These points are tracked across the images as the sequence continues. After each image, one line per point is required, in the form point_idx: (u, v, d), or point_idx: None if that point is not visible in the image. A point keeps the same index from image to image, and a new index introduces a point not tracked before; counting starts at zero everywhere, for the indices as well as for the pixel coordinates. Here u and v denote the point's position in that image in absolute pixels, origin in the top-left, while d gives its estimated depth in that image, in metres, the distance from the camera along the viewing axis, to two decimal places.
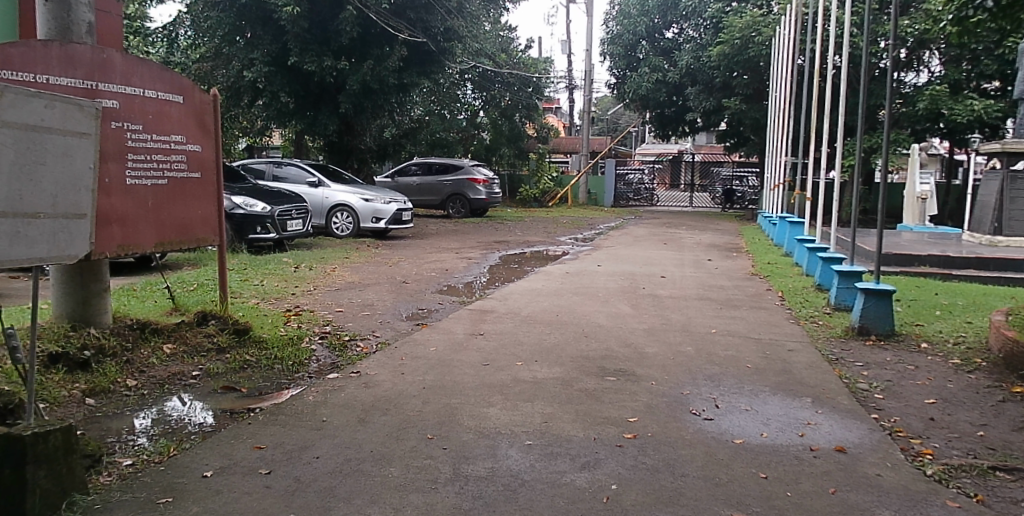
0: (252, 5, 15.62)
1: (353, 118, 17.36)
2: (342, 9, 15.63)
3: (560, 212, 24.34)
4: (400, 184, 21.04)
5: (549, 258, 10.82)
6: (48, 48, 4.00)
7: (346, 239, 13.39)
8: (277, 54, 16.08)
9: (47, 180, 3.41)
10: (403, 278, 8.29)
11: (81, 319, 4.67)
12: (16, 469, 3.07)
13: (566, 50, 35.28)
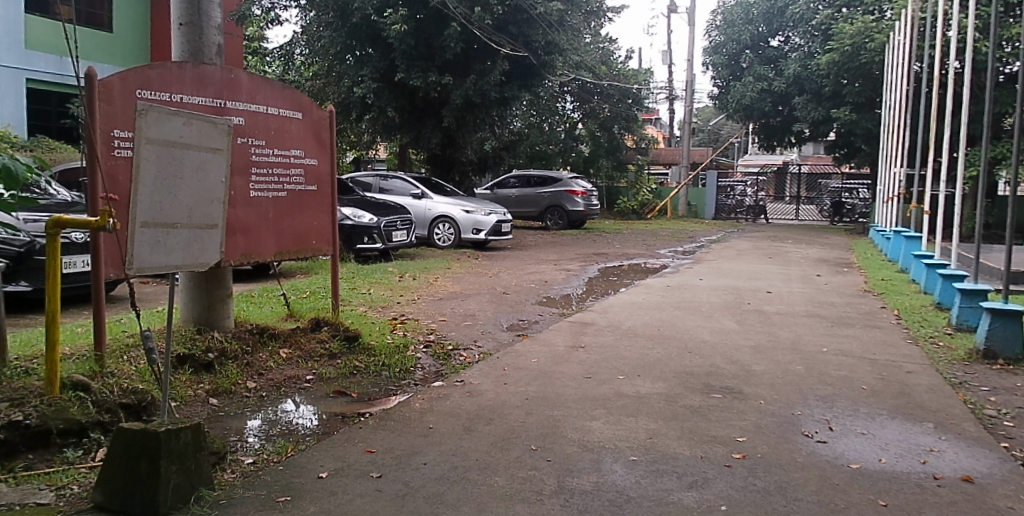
0: (362, 25, 16.24)
1: (454, 132, 17.74)
2: (447, 25, 16.07)
3: (658, 224, 24.05)
4: (499, 196, 21.32)
5: (649, 271, 10.70)
6: (182, 69, 4.31)
7: (447, 249, 13.69)
8: (385, 70, 16.63)
9: (183, 194, 3.72)
10: (503, 289, 8.39)
11: (205, 323, 4.94)
12: (150, 463, 3.31)
13: (667, 61, 35.28)
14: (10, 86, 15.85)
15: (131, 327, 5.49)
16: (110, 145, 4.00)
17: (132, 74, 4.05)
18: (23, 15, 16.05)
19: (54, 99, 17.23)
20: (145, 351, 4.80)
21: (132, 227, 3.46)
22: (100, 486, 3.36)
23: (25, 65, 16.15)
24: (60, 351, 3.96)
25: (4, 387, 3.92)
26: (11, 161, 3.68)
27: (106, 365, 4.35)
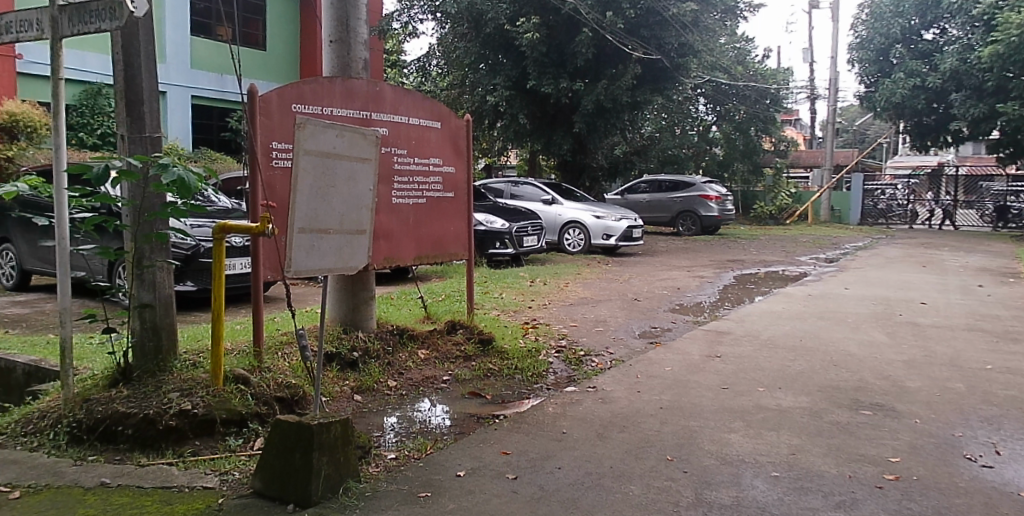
0: (495, 34, 16.84)
1: (585, 138, 17.75)
2: (578, 31, 16.38)
3: (798, 230, 22.94)
4: (630, 201, 21.22)
5: (788, 279, 10.27)
6: (333, 84, 4.58)
7: (576, 255, 13.73)
8: (517, 79, 17.02)
9: (336, 201, 3.97)
10: (635, 295, 8.33)
11: (350, 323, 5.20)
12: (304, 454, 3.54)
13: (808, 59, 33.83)
14: (179, 103, 17.19)
15: (284, 326, 5.88)
16: (269, 157, 4.30)
17: (289, 89, 4.35)
18: (188, 38, 17.31)
19: (215, 114, 18.59)
20: (297, 348, 5.12)
21: (291, 231, 3.73)
22: (260, 473, 3.63)
23: (191, 83, 17.51)
24: (223, 347, 4.28)
25: (176, 378, 4.29)
26: (185, 172, 4.03)
27: (262, 360, 4.67)
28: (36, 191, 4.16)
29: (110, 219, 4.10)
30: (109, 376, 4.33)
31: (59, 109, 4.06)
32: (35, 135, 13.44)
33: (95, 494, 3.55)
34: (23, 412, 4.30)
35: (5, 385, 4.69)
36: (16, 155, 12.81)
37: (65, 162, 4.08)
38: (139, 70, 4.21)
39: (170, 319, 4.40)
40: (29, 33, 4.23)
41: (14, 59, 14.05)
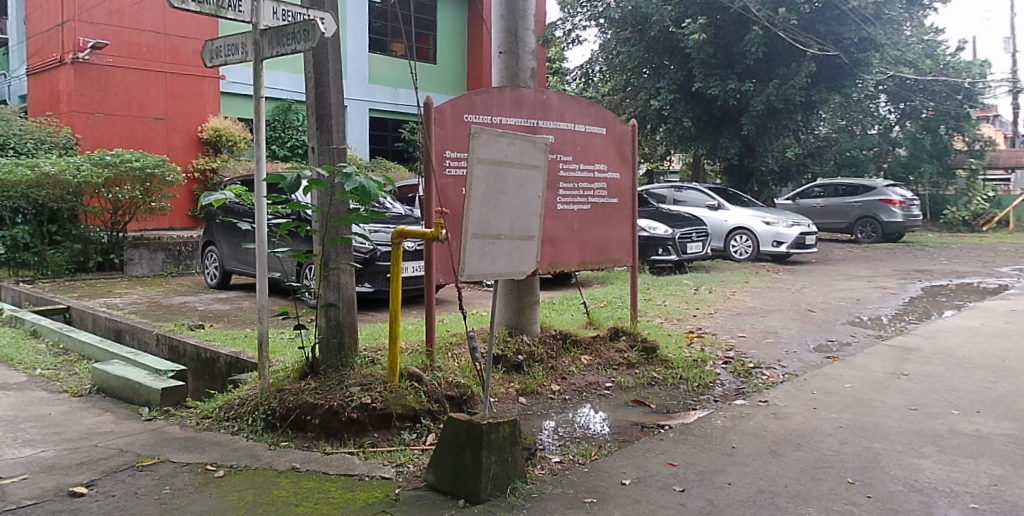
0: (661, 38, 16.78)
1: (756, 141, 16.97)
2: (749, 29, 15.68)
3: (995, 238, 20.65)
4: (803, 206, 20.41)
5: (986, 292, 9.29)
6: (502, 93, 4.73)
7: (744, 262, 13.28)
8: (682, 81, 16.94)
9: (507, 208, 4.09)
10: (808, 306, 7.92)
11: (517, 327, 5.34)
12: (475, 451, 3.65)
13: (1011, 49, 30.48)
14: (357, 116, 18.38)
15: (452, 327, 6.12)
16: (444, 165, 4.50)
17: (461, 100, 4.55)
18: (367, 55, 18.47)
19: (389, 125, 19.46)
20: (465, 349, 5.31)
21: (465, 237, 3.89)
22: (433, 468, 3.78)
23: (369, 97, 18.57)
24: (399, 345, 4.52)
25: (357, 373, 4.56)
26: (366, 179, 4.24)
27: (434, 359, 4.87)
28: (240, 198, 4.54)
29: (302, 224, 4.42)
30: (298, 369, 4.67)
31: (258, 123, 4.35)
32: (236, 149, 15.29)
33: (287, 477, 3.87)
34: (225, 398, 4.74)
35: (208, 373, 5.24)
36: (220, 166, 14.75)
37: (263, 171, 4.40)
38: (326, 86, 4.48)
39: (351, 318, 4.68)
40: (234, 55, 4.49)
41: (218, 81, 15.59)
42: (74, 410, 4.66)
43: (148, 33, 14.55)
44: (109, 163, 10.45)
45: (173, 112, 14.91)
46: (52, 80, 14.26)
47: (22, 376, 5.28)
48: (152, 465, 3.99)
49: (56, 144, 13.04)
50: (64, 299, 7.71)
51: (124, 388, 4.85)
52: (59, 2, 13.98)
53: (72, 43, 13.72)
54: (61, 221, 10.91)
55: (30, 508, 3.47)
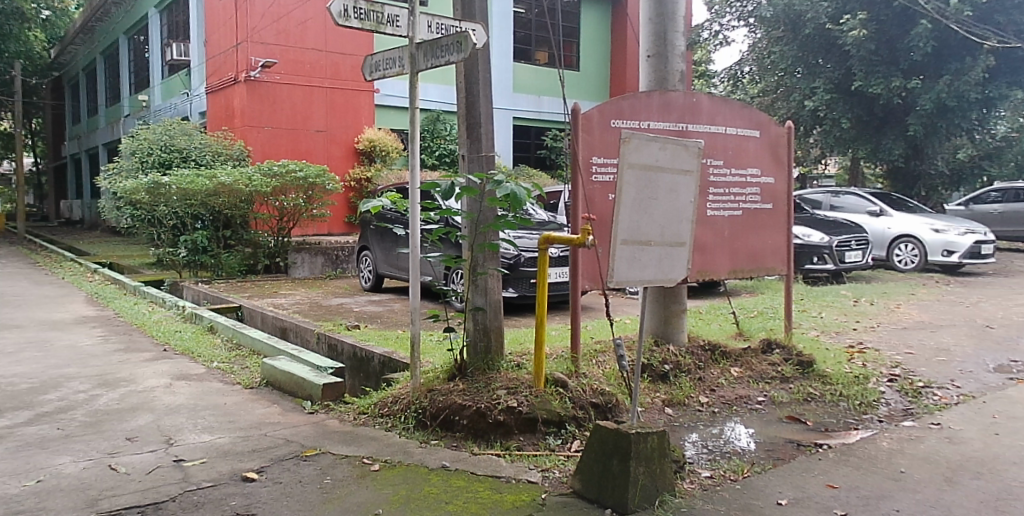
0: (817, 35, 15.62)
1: (924, 141, 15.47)
2: (915, 23, 14.32)
3: None
4: (977, 212, 18.77)
5: None
6: (651, 98, 4.71)
7: (909, 273, 12.50)
8: (841, 80, 15.63)
9: (657, 214, 4.03)
10: (987, 322, 7.23)
11: (663, 336, 5.26)
12: (623, 461, 3.58)
13: None
14: (503, 125, 18.74)
15: (597, 334, 6.10)
16: (590, 171, 4.52)
17: (609, 105, 4.56)
18: (511, 65, 18.71)
19: (533, 133, 19.70)
20: (611, 356, 5.27)
21: (614, 243, 3.88)
22: (580, 475, 3.74)
23: (512, 106, 18.86)
24: (545, 351, 4.56)
25: (504, 377, 4.63)
26: (516, 187, 4.31)
27: (580, 366, 4.87)
28: (395, 205, 4.71)
29: (453, 230, 4.55)
30: (447, 370, 4.81)
31: (413, 133, 4.49)
32: (389, 159, 15.78)
33: (437, 474, 3.98)
34: (380, 395, 4.96)
35: (363, 371, 5.53)
36: (374, 175, 15.40)
37: (417, 180, 4.54)
38: (477, 96, 4.59)
39: (498, 322, 4.77)
40: (392, 69, 4.69)
41: (373, 94, 16.12)
42: (247, 401, 5.04)
43: (310, 51, 15.26)
44: (277, 173, 11.17)
45: (333, 124, 15.57)
46: (226, 96, 15.15)
47: (203, 367, 5.78)
48: (314, 456, 4.22)
49: (230, 155, 14.12)
50: (236, 299, 8.39)
51: (290, 382, 5.18)
52: (234, 24, 14.83)
53: (245, 62, 14.54)
54: (234, 226, 11.64)
55: (210, 489, 3.78)
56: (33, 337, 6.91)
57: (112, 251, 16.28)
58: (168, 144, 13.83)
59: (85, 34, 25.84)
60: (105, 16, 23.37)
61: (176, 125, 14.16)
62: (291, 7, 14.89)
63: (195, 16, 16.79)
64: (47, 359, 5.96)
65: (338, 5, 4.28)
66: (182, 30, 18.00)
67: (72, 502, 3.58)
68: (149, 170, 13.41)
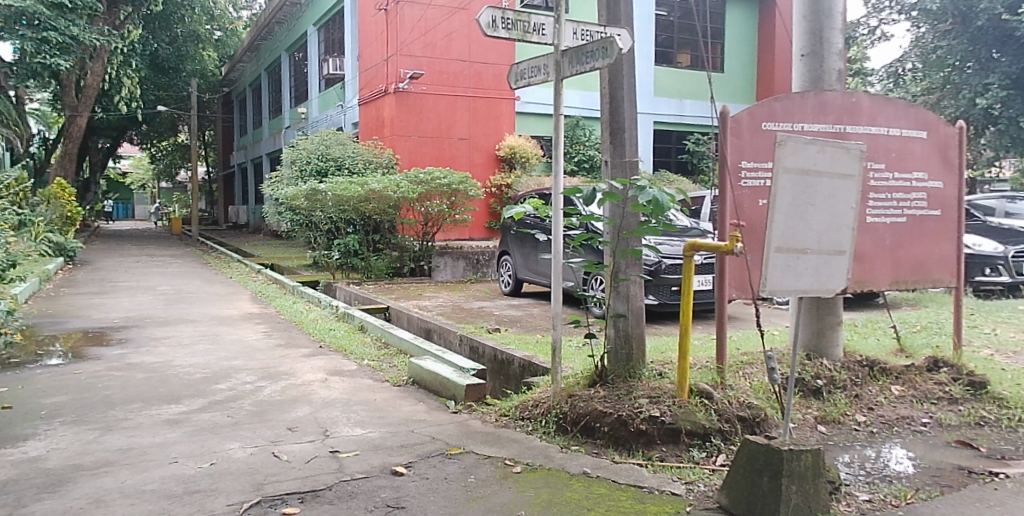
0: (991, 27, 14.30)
1: None
2: None
3: None
4: None
5: None
6: (805, 99, 4.56)
7: None
8: (1020, 75, 14.21)
9: (815, 220, 3.78)
10: None
11: (816, 350, 5.03)
12: (774, 478, 3.43)
13: None
14: (645, 130, 18.62)
15: (744, 345, 5.88)
16: (739, 176, 4.42)
17: (760, 108, 4.44)
18: (653, 69, 18.45)
19: (674, 137, 19.35)
20: (759, 369, 5.07)
21: (768, 250, 3.68)
22: (726, 489, 3.60)
23: (654, 110, 18.62)
24: (690, 360, 4.45)
25: (646, 385, 4.56)
26: (659, 193, 4.21)
27: (726, 377, 4.73)
28: (537, 212, 4.69)
29: (596, 236, 4.52)
30: (588, 376, 4.81)
31: (558, 139, 4.54)
32: (529, 165, 15.80)
33: (579, 480, 3.97)
34: (521, 398, 5.03)
35: (504, 374, 5.64)
36: (514, 182, 15.55)
37: (560, 186, 4.57)
38: (621, 101, 4.60)
39: (640, 330, 4.71)
40: (537, 76, 4.76)
41: (514, 101, 16.25)
42: (395, 398, 5.25)
43: (455, 62, 15.64)
44: (423, 180, 11.59)
45: (475, 132, 15.90)
46: (377, 107, 15.96)
47: (355, 364, 6.09)
48: (459, 454, 4.32)
49: (380, 164, 14.48)
50: (384, 300, 8.80)
51: (435, 382, 5.35)
52: (385, 38, 15.55)
53: (395, 75, 15.19)
54: (383, 231, 12.15)
55: (362, 480, 3.97)
56: (207, 330, 7.57)
57: (273, 252, 17.70)
58: (326, 153, 14.48)
59: (252, 52, 28.22)
60: (269, 34, 25.50)
61: (331, 135, 14.75)
62: (438, 20, 15.41)
63: (351, 32, 17.91)
64: (220, 352, 6.50)
65: (487, 16, 4.36)
66: (338, 46, 19.25)
67: (241, 485, 3.88)
68: (308, 178, 14.03)
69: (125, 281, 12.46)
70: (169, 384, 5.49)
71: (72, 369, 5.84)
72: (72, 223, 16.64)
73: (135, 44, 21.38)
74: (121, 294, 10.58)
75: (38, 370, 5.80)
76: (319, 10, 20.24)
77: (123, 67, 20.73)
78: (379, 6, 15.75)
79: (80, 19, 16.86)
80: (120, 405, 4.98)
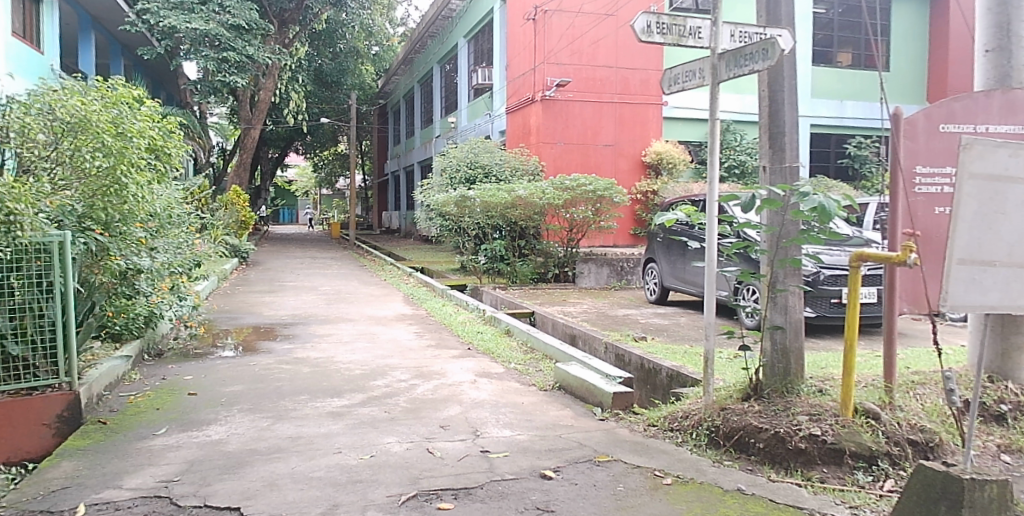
0: None
1: None
2: None
3: None
4: None
5: None
6: (990, 98, 4.23)
7: None
8: None
9: (1006, 229, 3.27)
10: None
11: (1000, 372, 4.62)
12: (954, 509, 3.13)
13: None
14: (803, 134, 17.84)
15: (915, 365, 5.47)
16: (913, 182, 4.15)
17: (935, 109, 4.14)
18: (811, 70, 17.65)
19: (833, 141, 18.39)
20: (933, 390, 4.71)
21: (950, 262, 3.20)
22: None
23: (812, 112, 17.78)
24: (854, 377, 4.18)
25: (804, 402, 4.35)
26: (825, 199, 4.00)
27: (895, 397, 4.42)
28: (689, 218, 4.63)
29: (752, 245, 4.37)
30: (741, 390, 4.66)
31: (713, 143, 4.44)
32: (676, 171, 15.36)
33: (733, 496, 3.81)
34: (670, 409, 4.96)
35: (651, 384, 5.64)
36: (661, 188, 15.12)
37: (716, 192, 4.47)
38: (782, 103, 4.47)
39: (798, 344, 4.53)
40: (691, 81, 4.69)
41: (661, 107, 15.94)
42: (542, 402, 5.32)
43: (602, 68, 15.53)
44: (568, 187, 11.59)
45: (622, 138, 15.71)
46: (524, 115, 16.19)
47: (502, 367, 6.25)
48: (607, 462, 4.28)
49: (527, 171, 14.64)
50: (529, 305, 8.95)
51: (581, 387, 5.39)
52: (533, 47, 15.76)
53: (542, 83, 15.35)
54: (528, 237, 12.39)
55: (513, 482, 4.01)
56: (363, 329, 8.00)
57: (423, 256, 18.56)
58: (474, 160, 14.63)
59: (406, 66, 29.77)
60: (423, 47, 26.80)
61: (479, 143, 14.98)
62: (587, 28, 15.42)
63: (499, 42, 18.40)
64: (377, 350, 6.84)
65: (642, 22, 4.37)
66: (486, 57, 19.83)
67: (399, 478, 4.04)
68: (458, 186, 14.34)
69: (291, 281, 13.47)
70: (332, 378, 5.85)
71: (246, 361, 6.36)
72: (244, 227, 17.97)
73: (300, 61, 23.06)
74: (288, 293, 11.42)
75: (218, 361, 6.37)
76: (469, 22, 20.93)
77: (292, 83, 22.36)
78: (527, 15, 15.98)
79: (255, 39, 18.06)
80: (289, 396, 5.35)
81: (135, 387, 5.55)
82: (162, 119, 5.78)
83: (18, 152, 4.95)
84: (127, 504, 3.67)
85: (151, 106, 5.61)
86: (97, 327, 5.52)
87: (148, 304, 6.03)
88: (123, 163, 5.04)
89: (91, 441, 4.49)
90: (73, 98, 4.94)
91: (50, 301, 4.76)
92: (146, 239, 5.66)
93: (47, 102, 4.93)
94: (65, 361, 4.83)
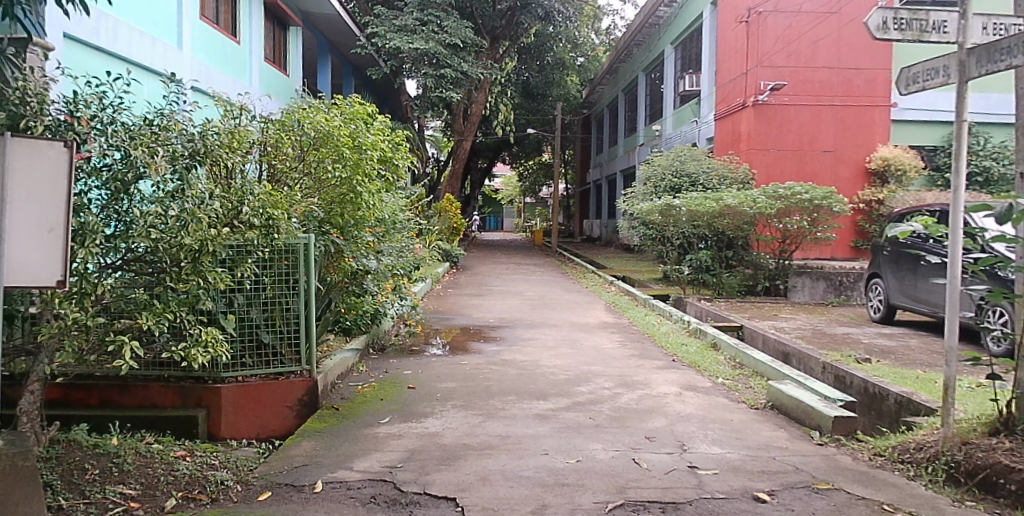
0: None
1: None
2: None
3: None
4: None
5: None
6: None
7: None
8: None
9: None
10: None
11: None
12: None
13: None
14: None
15: None
16: None
17: None
18: None
19: None
20: None
21: None
22: None
23: None
24: None
25: None
26: None
27: None
28: (928, 230, 4.17)
29: (1005, 260, 3.86)
30: (988, 423, 4.13)
31: (960, 147, 4.00)
32: (906, 178, 14.07)
33: None
34: (900, 439, 4.57)
35: (877, 409, 5.24)
36: (888, 197, 13.93)
37: (961, 201, 4.01)
38: None
39: None
40: (934, 79, 4.29)
41: (891, 108, 14.63)
42: (753, 421, 5.13)
43: (823, 69, 14.60)
44: (782, 195, 11.01)
45: (844, 143, 14.60)
46: (734, 121, 15.65)
47: (709, 381, 6.11)
48: (827, 490, 4.00)
49: (735, 179, 14.38)
50: (739, 318, 8.64)
51: (796, 408, 5.13)
52: (744, 52, 15.25)
53: (755, 87, 14.76)
54: (736, 247, 11.98)
55: (723, 501, 3.86)
56: (568, 335, 8.16)
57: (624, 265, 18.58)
58: (680, 169, 14.71)
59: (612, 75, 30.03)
60: (628, 56, 26.82)
61: (685, 151, 15.06)
62: (806, 28, 14.61)
63: (705, 48, 18.03)
64: (580, 356, 6.97)
65: (877, 19, 4.09)
66: (694, 62, 19.49)
67: (605, 485, 4.05)
68: (664, 193, 14.33)
69: (496, 285, 14.14)
70: (539, 381, 6.04)
71: (457, 360, 6.75)
72: (456, 234, 19.04)
73: (509, 76, 23.95)
74: (494, 297, 12.00)
75: (433, 358, 6.83)
76: (678, 29, 20.57)
77: (501, 96, 23.16)
78: (740, 18, 15.46)
79: (469, 56, 19.22)
80: (499, 396, 5.60)
81: (362, 378, 6.12)
82: (392, 132, 6.36)
83: (270, 164, 5.65)
84: (357, 484, 4.04)
85: (383, 121, 6.15)
86: (331, 320, 6.17)
87: (375, 302, 6.73)
88: (358, 173, 5.69)
89: (326, 424, 5.01)
90: (318, 115, 5.64)
91: (295, 296, 5.44)
92: (373, 242, 6.24)
93: (298, 120, 5.66)
94: (305, 348, 5.49)
